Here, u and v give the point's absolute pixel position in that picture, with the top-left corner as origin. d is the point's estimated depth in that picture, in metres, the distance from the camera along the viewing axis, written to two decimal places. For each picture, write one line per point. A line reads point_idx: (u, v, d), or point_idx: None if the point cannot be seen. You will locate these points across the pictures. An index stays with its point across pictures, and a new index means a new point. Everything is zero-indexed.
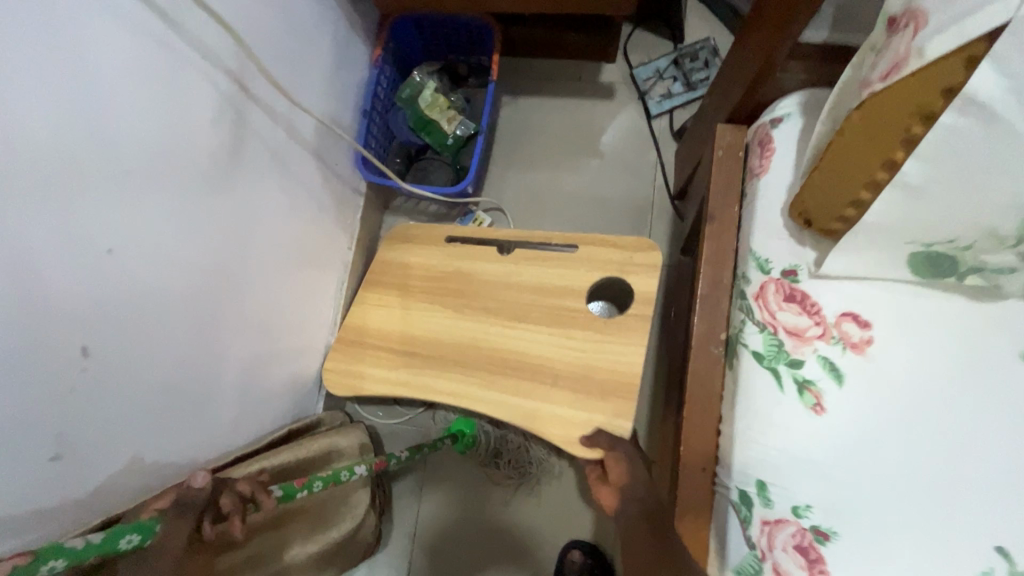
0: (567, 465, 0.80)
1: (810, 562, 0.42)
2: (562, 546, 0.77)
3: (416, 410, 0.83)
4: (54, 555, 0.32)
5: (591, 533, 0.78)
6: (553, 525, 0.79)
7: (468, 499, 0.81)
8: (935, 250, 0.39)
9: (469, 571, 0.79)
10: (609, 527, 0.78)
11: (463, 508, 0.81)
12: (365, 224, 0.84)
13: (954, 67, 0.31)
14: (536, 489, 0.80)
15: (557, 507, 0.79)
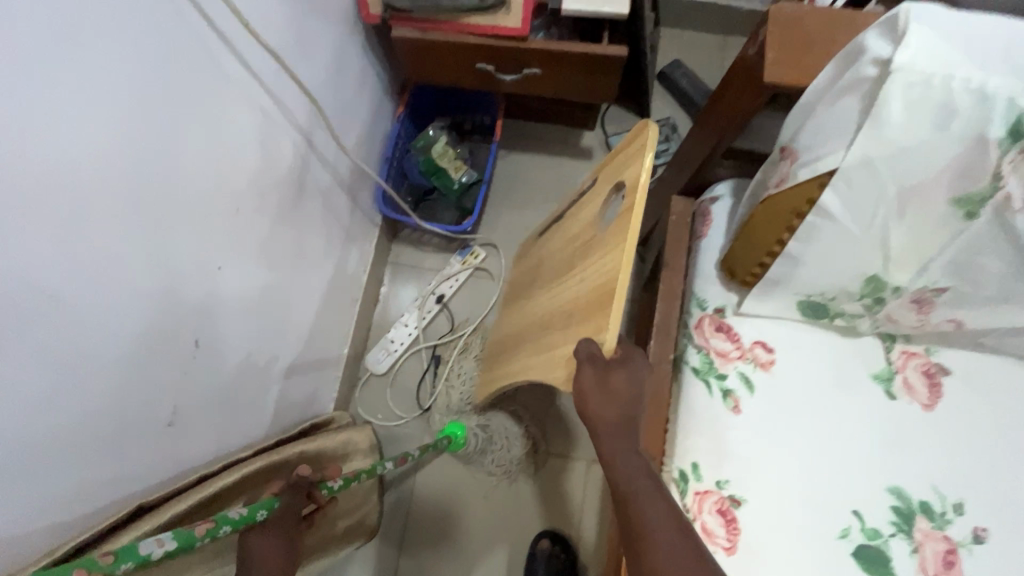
0: (541, 466, 0.93)
1: (727, 520, 0.58)
2: (534, 536, 0.90)
3: (413, 414, 0.96)
4: (221, 522, 0.42)
5: (559, 525, 0.91)
6: (527, 518, 0.91)
7: (454, 495, 0.93)
8: (813, 300, 0.57)
9: (452, 557, 0.90)
10: (575, 520, 0.91)
11: (449, 503, 0.93)
12: (377, 251, 0.98)
13: (811, 188, 0.47)
14: (514, 486, 0.93)
15: (531, 502, 0.92)
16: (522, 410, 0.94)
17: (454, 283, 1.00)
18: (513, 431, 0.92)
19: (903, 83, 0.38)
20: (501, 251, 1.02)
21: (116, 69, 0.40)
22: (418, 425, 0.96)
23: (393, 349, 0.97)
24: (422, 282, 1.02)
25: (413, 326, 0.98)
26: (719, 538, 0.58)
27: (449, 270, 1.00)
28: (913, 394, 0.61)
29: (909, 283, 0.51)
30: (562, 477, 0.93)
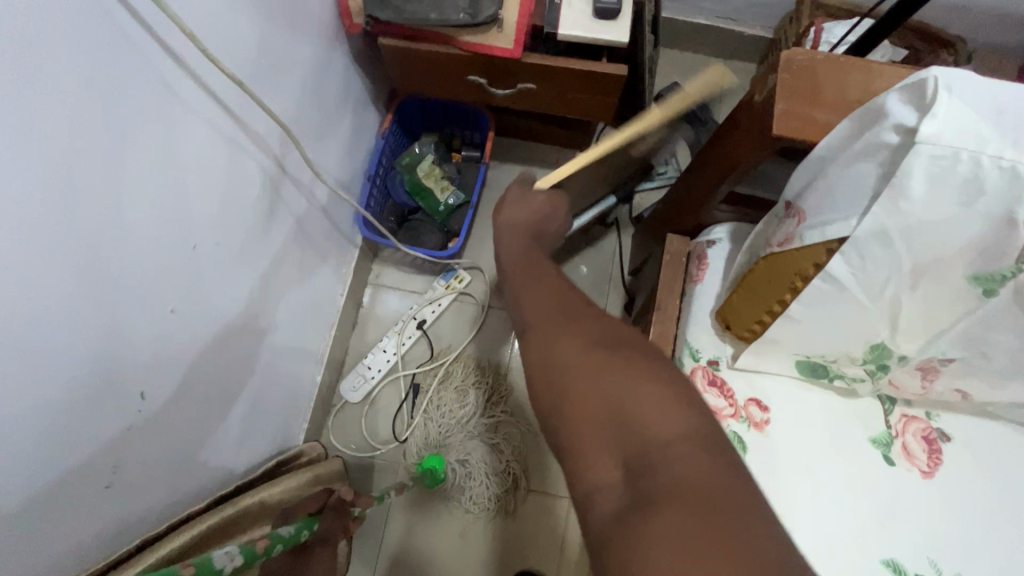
0: (522, 502, 0.89)
1: None
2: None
3: (387, 446, 0.91)
4: (277, 541, 0.55)
5: (538, 566, 0.87)
6: (505, 557, 0.87)
7: (430, 530, 0.88)
8: (813, 360, 0.54)
9: None
10: (555, 561, 0.87)
11: (425, 538, 0.88)
12: (356, 273, 0.93)
13: (819, 252, 0.43)
14: (493, 523, 0.88)
15: (510, 540, 0.88)
16: (505, 442, 0.90)
17: (436, 309, 0.96)
18: (492, 465, 0.89)
19: (927, 156, 0.35)
20: (486, 275, 0.97)
21: (50, 100, 0.36)
22: (392, 457, 0.91)
23: (369, 376, 0.93)
24: (401, 305, 0.97)
25: (391, 352, 0.94)
26: None
27: (431, 294, 0.96)
28: (911, 459, 0.58)
29: (916, 353, 0.48)
30: (542, 516, 0.89)
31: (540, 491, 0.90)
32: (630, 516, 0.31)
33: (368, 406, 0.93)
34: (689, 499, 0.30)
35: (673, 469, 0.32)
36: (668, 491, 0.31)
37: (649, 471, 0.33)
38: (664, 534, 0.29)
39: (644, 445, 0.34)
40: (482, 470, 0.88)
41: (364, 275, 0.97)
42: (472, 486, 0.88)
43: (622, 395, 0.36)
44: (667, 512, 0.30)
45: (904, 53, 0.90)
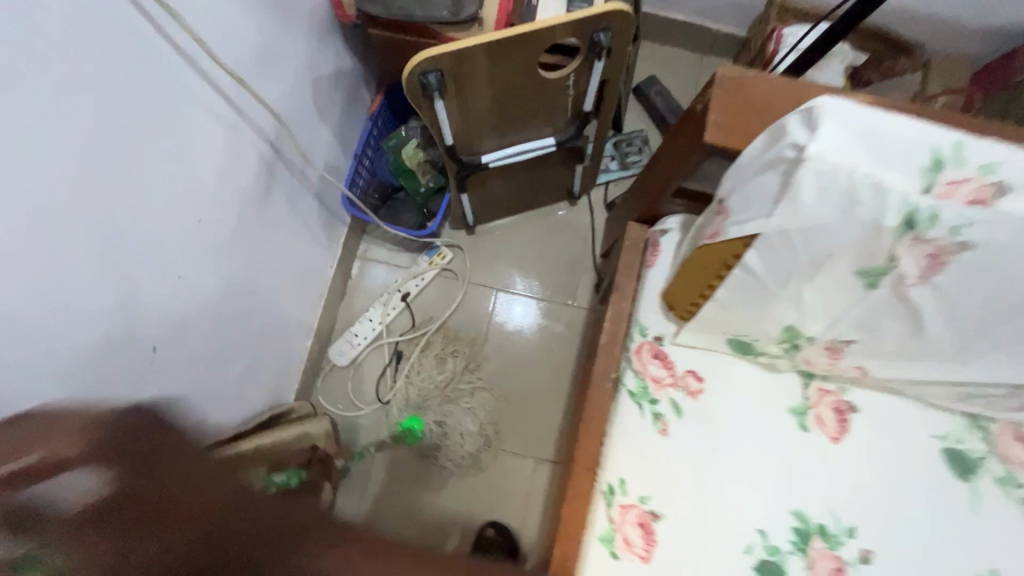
0: (492, 461, 0.98)
1: (647, 532, 0.65)
2: (479, 526, 0.96)
3: (371, 406, 1.00)
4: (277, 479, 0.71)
5: (504, 517, 0.96)
6: (476, 509, 0.97)
7: (409, 483, 0.97)
8: (742, 338, 0.61)
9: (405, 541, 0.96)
10: (520, 514, 0.97)
11: (404, 491, 0.97)
12: (345, 247, 1.00)
13: (738, 245, 0.51)
14: (465, 479, 0.98)
15: (480, 494, 0.97)
16: (479, 407, 0.99)
17: (419, 283, 1.03)
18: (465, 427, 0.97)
19: (813, 171, 0.42)
20: (467, 253, 1.05)
21: (70, 90, 0.42)
22: (375, 418, 1.00)
23: (356, 343, 1.00)
24: (387, 279, 1.04)
25: (377, 321, 1.01)
26: (636, 548, 0.64)
27: (415, 269, 1.03)
28: (822, 427, 0.66)
29: (821, 334, 0.56)
30: (509, 473, 0.98)
31: (508, 452, 0.99)
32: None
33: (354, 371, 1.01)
34: None
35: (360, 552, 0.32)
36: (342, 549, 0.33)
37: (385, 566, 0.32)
38: None
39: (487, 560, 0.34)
40: (457, 431, 0.97)
41: (354, 249, 1.04)
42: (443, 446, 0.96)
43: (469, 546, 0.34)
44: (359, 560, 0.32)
45: (866, 58, 0.96)
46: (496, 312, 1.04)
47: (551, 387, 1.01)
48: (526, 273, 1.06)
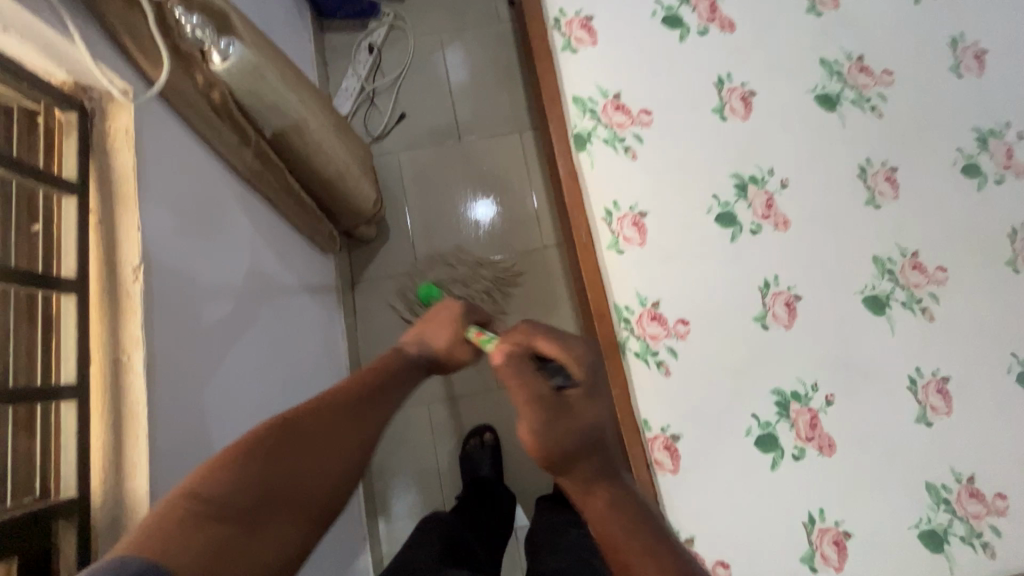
0: (508, 158, 1.29)
1: (586, 29, 0.96)
2: (513, 205, 1.27)
3: (385, 140, 1.28)
4: None
5: (526, 192, 1.28)
6: (502, 195, 1.28)
7: (446, 196, 1.28)
8: None
9: (456, 233, 1.26)
10: (536, 181, 1.28)
11: (443, 201, 1.27)
12: (313, 31, 1.28)
13: None
14: (493, 184, 1.28)
15: (502, 188, 1.28)
16: (494, 152, 1.29)
17: (379, 38, 1.32)
18: (446, 127, 1.30)
19: None
20: (405, 10, 1.35)
21: None
22: (388, 146, 1.28)
23: (351, 97, 1.28)
24: (352, 48, 1.32)
25: (360, 77, 1.29)
26: (586, 40, 0.95)
27: (369, 30, 1.32)
28: None
29: None
30: (507, 153, 1.29)
31: (484, 135, 1.30)
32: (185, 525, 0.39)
33: (356, 118, 1.28)
34: (316, 432, 0.51)
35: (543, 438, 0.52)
36: (263, 430, 0.48)
37: (264, 457, 0.47)
38: (279, 468, 0.47)
39: (331, 454, 0.51)
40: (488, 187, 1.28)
41: (320, 40, 1.31)
42: (409, 173, 1.28)
43: (572, 436, 0.53)
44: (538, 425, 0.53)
45: None
46: (447, 44, 1.34)
47: (501, 79, 1.33)
48: (455, 11, 1.36)
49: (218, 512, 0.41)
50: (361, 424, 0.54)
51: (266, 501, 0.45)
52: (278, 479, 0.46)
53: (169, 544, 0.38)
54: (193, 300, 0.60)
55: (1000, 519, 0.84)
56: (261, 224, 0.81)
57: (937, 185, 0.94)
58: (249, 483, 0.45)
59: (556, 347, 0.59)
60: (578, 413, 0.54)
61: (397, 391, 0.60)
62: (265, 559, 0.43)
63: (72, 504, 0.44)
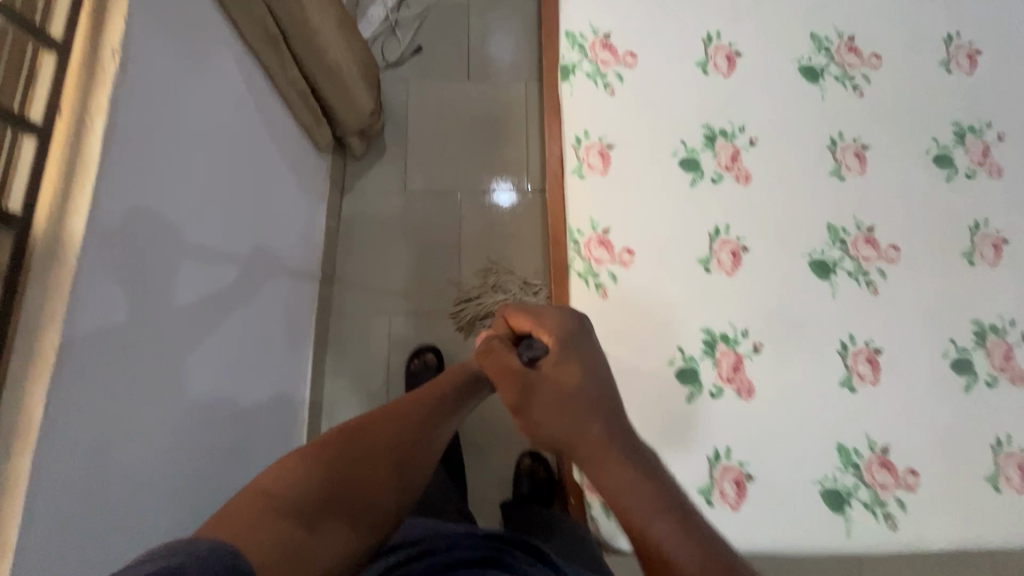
0: (510, 103, 1.35)
1: None
2: (507, 147, 1.33)
3: (397, 67, 1.36)
4: None
5: (521, 137, 1.33)
6: (497, 136, 1.33)
7: (444, 128, 1.34)
8: None
9: (447, 164, 1.32)
10: (532, 128, 1.34)
11: (441, 132, 1.33)
12: None
13: None
14: (491, 124, 1.34)
15: (499, 130, 1.34)
16: (498, 95, 1.35)
17: None
18: (457, 65, 1.37)
19: None
20: None
21: None
22: (399, 74, 1.36)
23: (374, 23, 1.36)
24: None
25: (386, 7, 1.37)
26: None
27: None
28: None
29: None
30: (509, 98, 1.35)
31: (491, 78, 1.37)
32: (248, 503, 0.44)
33: (375, 44, 1.36)
34: (361, 433, 0.54)
35: (551, 417, 0.55)
36: (322, 443, 0.52)
37: (323, 459, 0.50)
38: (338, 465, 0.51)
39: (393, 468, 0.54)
40: (486, 126, 1.34)
41: None
42: (413, 102, 1.35)
43: (562, 412, 0.54)
44: (543, 400, 0.55)
45: None
46: None
47: (516, 29, 1.39)
48: None
49: (282, 509, 0.45)
50: (422, 437, 0.58)
51: (330, 501, 0.48)
52: (355, 478, 0.51)
53: (244, 532, 0.41)
54: (167, 111, 0.67)
55: (908, 494, 0.84)
56: (254, 88, 0.88)
57: (906, 169, 0.95)
58: (312, 491, 0.48)
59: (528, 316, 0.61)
60: (556, 384, 0.56)
61: (445, 411, 0.61)
62: (327, 560, 0.45)
63: (17, 220, 0.51)
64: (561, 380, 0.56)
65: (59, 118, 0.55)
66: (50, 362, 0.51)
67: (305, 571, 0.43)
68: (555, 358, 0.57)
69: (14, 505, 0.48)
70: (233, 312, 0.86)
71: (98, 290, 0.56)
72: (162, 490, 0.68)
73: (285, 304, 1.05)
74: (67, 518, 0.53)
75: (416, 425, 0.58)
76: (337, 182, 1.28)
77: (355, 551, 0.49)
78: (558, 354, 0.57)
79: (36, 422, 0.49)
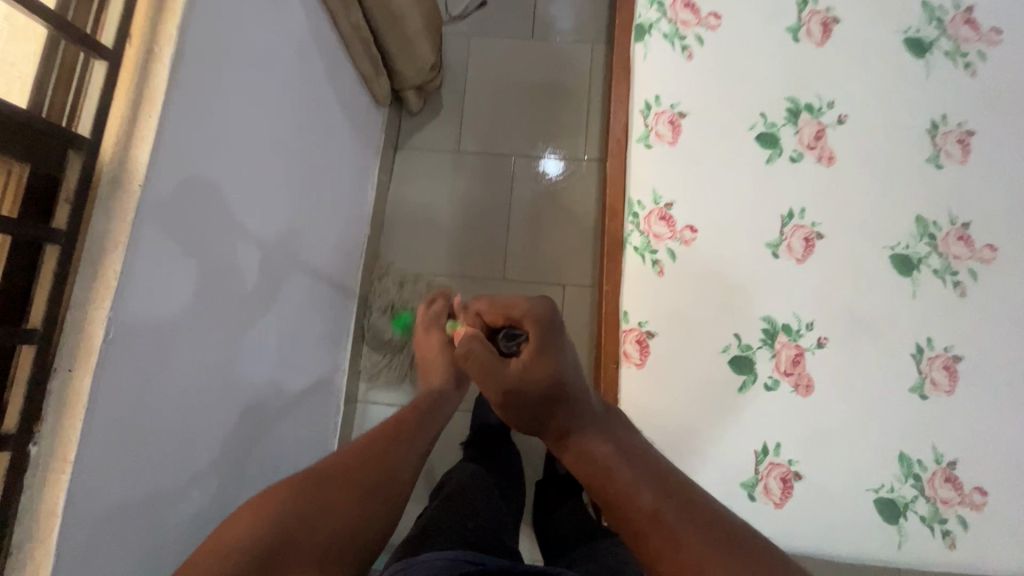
0: (575, 66, 1.29)
1: None
2: (568, 112, 1.27)
3: (460, 21, 1.31)
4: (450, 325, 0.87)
5: (583, 103, 1.27)
6: (558, 100, 1.28)
7: (503, 88, 1.29)
8: None
9: (504, 127, 1.28)
10: (595, 94, 1.27)
11: (500, 92, 1.29)
12: None
13: None
14: (553, 88, 1.28)
15: (561, 94, 1.28)
16: (563, 57, 1.29)
17: None
18: (522, 22, 1.31)
19: None
20: None
21: None
22: (462, 29, 1.31)
23: None
24: None
25: None
26: None
27: None
28: None
29: None
30: (574, 61, 1.29)
31: (556, 37, 1.30)
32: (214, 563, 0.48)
33: None
34: (306, 483, 0.59)
35: (536, 407, 0.52)
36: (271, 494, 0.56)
37: (273, 504, 0.55)
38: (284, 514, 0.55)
39: (345, 506, 0.59)
40: (548, 89, 1.28)
41: None
42: (473, 58, 1.30)
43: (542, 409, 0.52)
44: (522, 398, 0.52)
45: None
46: None
47: None
48: None
49: (238, 563, 0.49)
50: (368, 481, 0.62)
51: (280, 548, 0.52)
52: (304, 523, 0.55)
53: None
54: (233, 46, 0.65)
55: (974, 514, 0.77)
56: (318, 31, 0.86)
57: (1016, 161, 0.85)
58: (263, 540, 0.52)
59: (500, 311, 0.59)
60: (540, 383, 0.51)
61: (388, 454, 0.67)
62: None
63: (85, 143, 0.51)
64: (540, 373, 0.51)
65: (130, 43, 0.54)
66: (111, 288, 0.51)
67: None
68: (533, 355, 0.52)
69: (74, 420, 0.50)
70: (285, 258, 0.86)
71: (158, 222, 0.56)
72: (208, 422, 0.70)
73: (333, 256, 1.05)
74: (121, 438, 0.55)
75: (360, 471, 0.63)
76: (391, 138, 1.26)
77: (333, 575, 0.55)
78: (536, 344, 0.52)
79: (97, 344, 0.51)
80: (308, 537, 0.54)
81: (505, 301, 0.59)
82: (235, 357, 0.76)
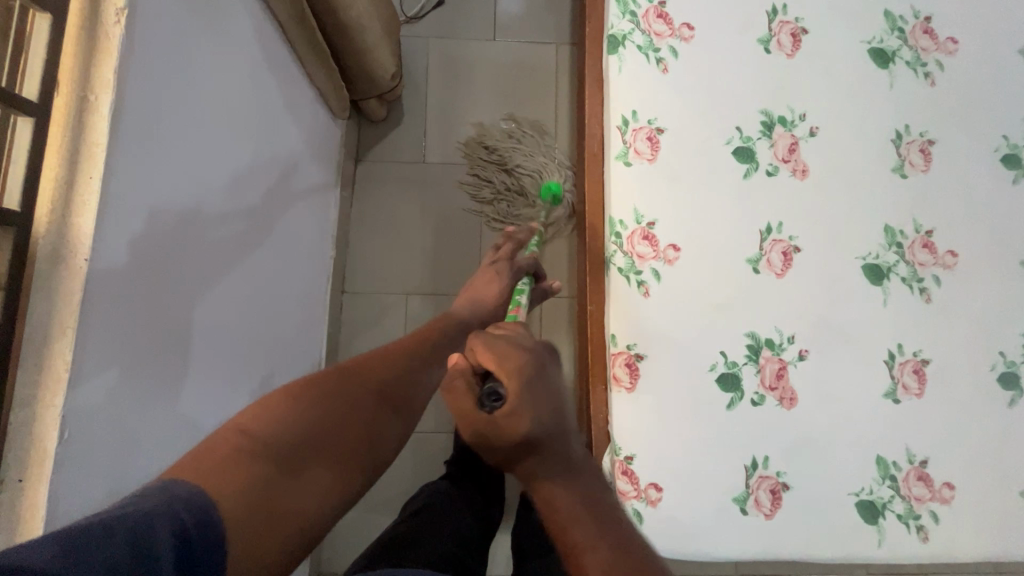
0: (540, 69, 1.25)
1: None
2: (536, 117, 1.23)
3: (417, 22, 1.24)
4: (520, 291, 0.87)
5: (551, 107, 1.23)
6: (524, 104, 1.24)
7: (466, 93, 1.23)
8: None
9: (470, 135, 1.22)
10: (562, 97, 1.24)
11: (463, 97, 1.23)
12: None
13: None
14: (518, 92, 1.24)
15: (528, 98, 1.24)
16: (527, 59, 1.25)
17: None
18: (482, 22, 1.25)
19: None
20: None
21: None
22: (419, 31, 1.24)
23: None
24: None
25: None
26: None
27: None
28: None
29: None
30: (539, 63, 1.25)
31: (519, 39, 1.26)
32: (234, 445, 0.43)
33: None
34: (343, 379, 0.55)
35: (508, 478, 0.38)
36: (312, 384, 0.53)
37: (311, 403, 0.50)
38: (314, 402, 0.51)
39: (380, 414, 0.56)
40: (514, 93, 1.24)
41: None
42: (434, 62, 1.24)
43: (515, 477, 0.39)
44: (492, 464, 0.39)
45: None
46: None
47: None
48: None
49: (263, 452, 0.44)
50: (406, 386, 0.60)
51: (313, 437, 0.48)
52: (331, 419, 0.51)
53: (216, 480, 0.40)
54: (177, 83, 0.58)
55: (943, 508, 0.82)
56: (269, 49, 0.78)
57: (972, 168, 0.89)
58: (294, 431, 0.47)
59: (488, 359, 0.40)
60: (516, 444, 0.38)
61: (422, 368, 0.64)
62: (305, 510, 0.44)
63: (15, 217, 0.42)
64: (518, 429, 0.37)
65: (58, 94, 0.46)
66: (63, 379, 0.45)
67: (289, 516, 0.43)
68: (511, 403, 0.38)
69: (29, 537, 0.44)
70: (248, 298, 0.80)
71: (108, 298, 0.50)
72: None
73: (298, 285, 0.99)
74: None
75: (397, 383, 0.60)
76: (351, 150, 1.19)
77: (345, 490, 0.49)
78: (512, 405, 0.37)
79: (51, 448, 0.45)
80: (332, 446, 0.49)
81: (502, 349, 0.40)
82: (205, 416, 0.70)
